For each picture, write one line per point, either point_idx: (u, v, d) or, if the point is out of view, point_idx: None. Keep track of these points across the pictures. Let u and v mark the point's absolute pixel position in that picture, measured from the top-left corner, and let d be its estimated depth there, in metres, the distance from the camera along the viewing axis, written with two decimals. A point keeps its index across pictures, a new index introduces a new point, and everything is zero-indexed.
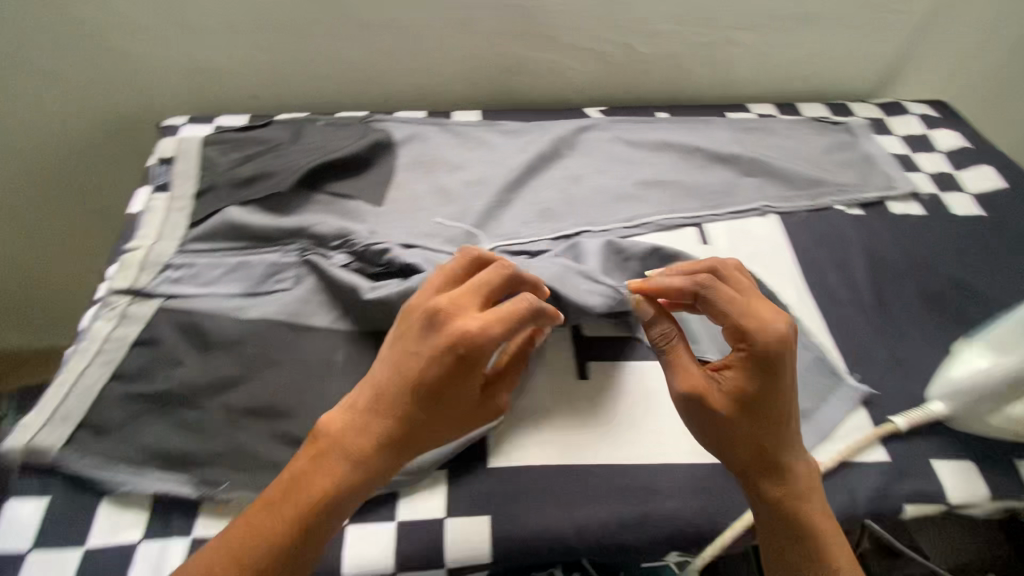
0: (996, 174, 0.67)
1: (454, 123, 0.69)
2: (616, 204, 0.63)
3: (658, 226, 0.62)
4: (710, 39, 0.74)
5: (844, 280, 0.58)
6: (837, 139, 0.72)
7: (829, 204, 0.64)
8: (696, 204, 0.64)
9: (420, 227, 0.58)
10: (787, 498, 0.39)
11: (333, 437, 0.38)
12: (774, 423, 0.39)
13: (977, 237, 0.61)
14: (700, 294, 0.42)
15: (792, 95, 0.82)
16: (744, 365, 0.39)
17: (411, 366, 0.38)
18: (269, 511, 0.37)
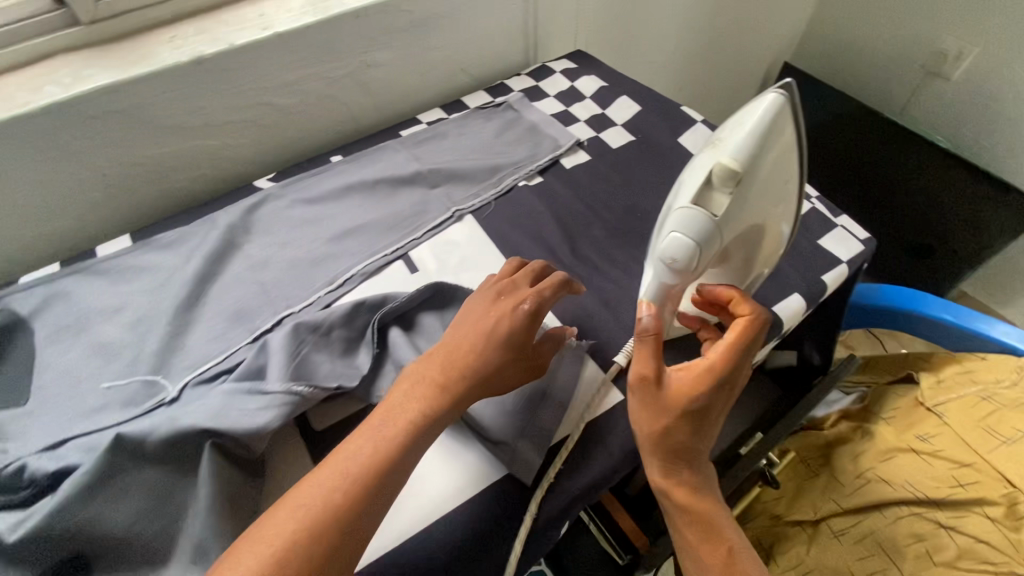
0: (628, 104, 0.76)
1: (96, 263, 0.58)
2: (312, 272, 0.59)
3: (361, 275, 0.58)
4: (347, 69, 0.72)
5: (543, 249, 0.62)
6: (501, 120, 0.76)
7: (511, 182, 0.68)
8: (390, 234, 0.62)
9: (83, 407, 0.48)
10: (690, 494, 0.44)
11: (332, 458, 0.39)
12: (692, 430, 0.44)
13: (630, 166, 0.70)
14: (486, 314, 0.47)
15: (457, 91, 0.85)
16: (694, 371, 0.44)
17: (478, 325, 0.47)
18: (266, 530, 0.35)
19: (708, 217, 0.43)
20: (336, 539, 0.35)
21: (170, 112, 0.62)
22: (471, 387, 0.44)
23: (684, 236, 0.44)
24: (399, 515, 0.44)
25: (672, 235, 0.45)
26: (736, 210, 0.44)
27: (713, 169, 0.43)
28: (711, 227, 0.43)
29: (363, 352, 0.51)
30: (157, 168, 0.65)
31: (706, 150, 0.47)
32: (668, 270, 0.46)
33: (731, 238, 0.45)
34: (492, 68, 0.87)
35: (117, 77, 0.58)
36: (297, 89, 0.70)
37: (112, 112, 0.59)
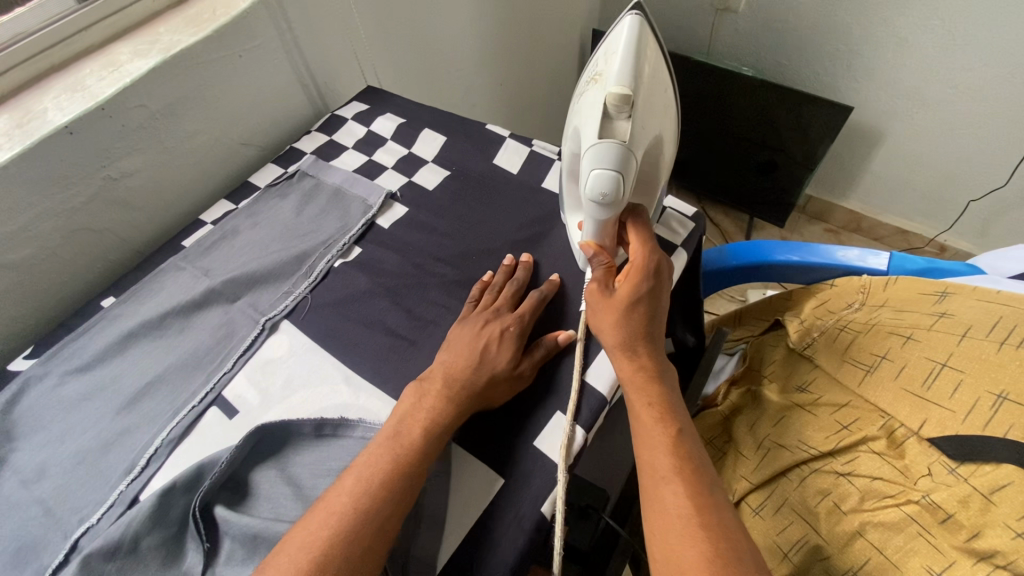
0: (432, 135, 0.70)
1: None
2: (104, 461, 0.48)
3: (167, 442, 0.48)
4: (90, 192, 0.60)
5: (378, 333, 0.55)
6: (298, 191, 0.67)
7: (324, 266, 0.60)
8: (197, 379, 0.52)
9: None
10: (644, 386, 0.44)
11: (351, 470, 0.42)
12: (635, 327, 0.46)
13: (450, 206, 0.64)
14: (477, 335, 0.50)
15: (247, 169, 0.74)
16: (627, 271, 0.47)
17: (469, 353, 0.49)
18: (299, 531, 0.39)
19: (621, 144, 0.40)
20: (355, 563, 0.37)
21: None
22: (467, 412, 0.46)
23: (608, 170, 0.40)
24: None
25: (595, 174, 0.41)
26: (642, 129, 0.41)
27: (605, 101, 0.40)
28: (635, 135, 0.41)
29: (189, 547, 0.42)
30: None
31: (587, 87, 0.42)
32: (602, 211, 0.43)
33: (655, 141, 0.43)
34: (279, 132, 0.77)
35: None
36: (27, 236, 0.57)
37: None
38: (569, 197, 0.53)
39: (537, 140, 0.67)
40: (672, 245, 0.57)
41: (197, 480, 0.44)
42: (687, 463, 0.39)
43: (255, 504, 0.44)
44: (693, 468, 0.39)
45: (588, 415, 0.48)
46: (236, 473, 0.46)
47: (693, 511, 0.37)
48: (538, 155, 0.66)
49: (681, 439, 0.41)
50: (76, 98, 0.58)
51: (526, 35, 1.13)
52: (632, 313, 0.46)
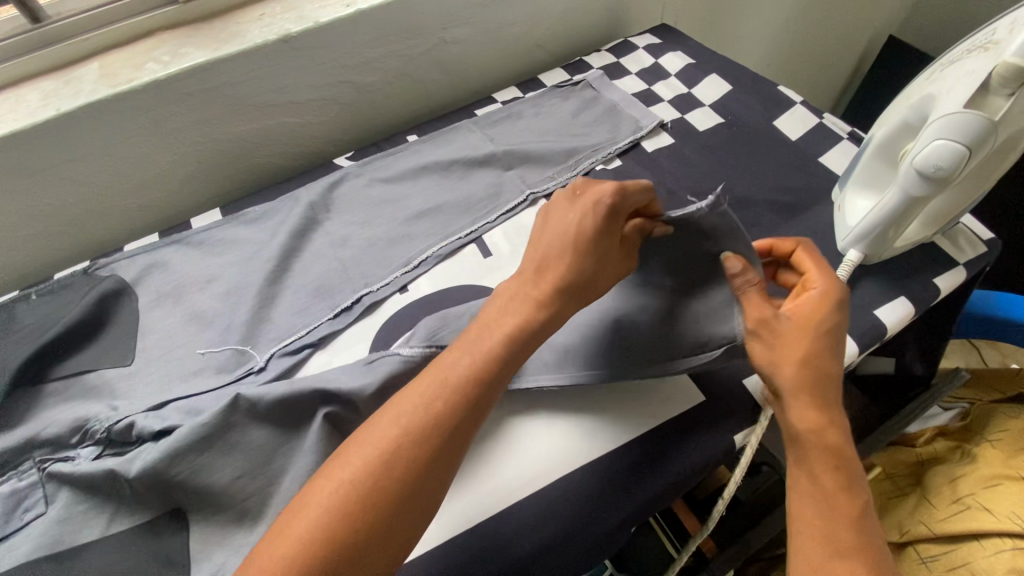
0: (716, 82, 0.71)
1: (189, 234, 0.62)
2: (389, 251, 0.59)
3: (437, 256, 0.58)
4: (425, 47, 0.71)
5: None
6: (579, 96, 0.73)
7: (587, 166, 0.65)
8: (466, 218, 0.62)
9: (182, 370, 0.52)
10: (819, 420, 0.39)
11: (430, 373, 0.39)
12: (819, 350, 0.40)
13: (716, 151, 0.65)
14: (569, 212, 0.44)
15: (532, 68, 0.82)
16: (811, 301, 0.42)
17: (561, 232, 0.44)
18: (357, 439, 0.36)
19: (986, 120, 0.39)
20: (425, 461, 0.35)
21: (256, 89, 0.64)
22: (571, 300, 0.43)
23: (951, 143, 0.40)
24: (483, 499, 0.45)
25: (935, 142, 0.40)
26: (1017, 113, 0.39)
27: (991, 71, 0.38)
28: (1003, 118, 0.39)
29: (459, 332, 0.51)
30: (243, 143, 0.68)
31: (971, 55, 0.41)
32: (915, 182, 0.43)
33: (1017, 135, 0.41)
34: (570, 43, 0.83)
35: (208, 55, 0.60)
36: (374, 67, 0.70)
37: (203, 90, 0.61)
38: (852, 181, 0.51)
39: (828, 114, 0.65)
40: (954, 261, 0.53)
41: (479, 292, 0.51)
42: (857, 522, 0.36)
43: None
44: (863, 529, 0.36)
45: None
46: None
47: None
48: (824, 129, 0.64)
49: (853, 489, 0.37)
50: None
51: (820, 19, 1.05)
52: (814, 333, 0.40)
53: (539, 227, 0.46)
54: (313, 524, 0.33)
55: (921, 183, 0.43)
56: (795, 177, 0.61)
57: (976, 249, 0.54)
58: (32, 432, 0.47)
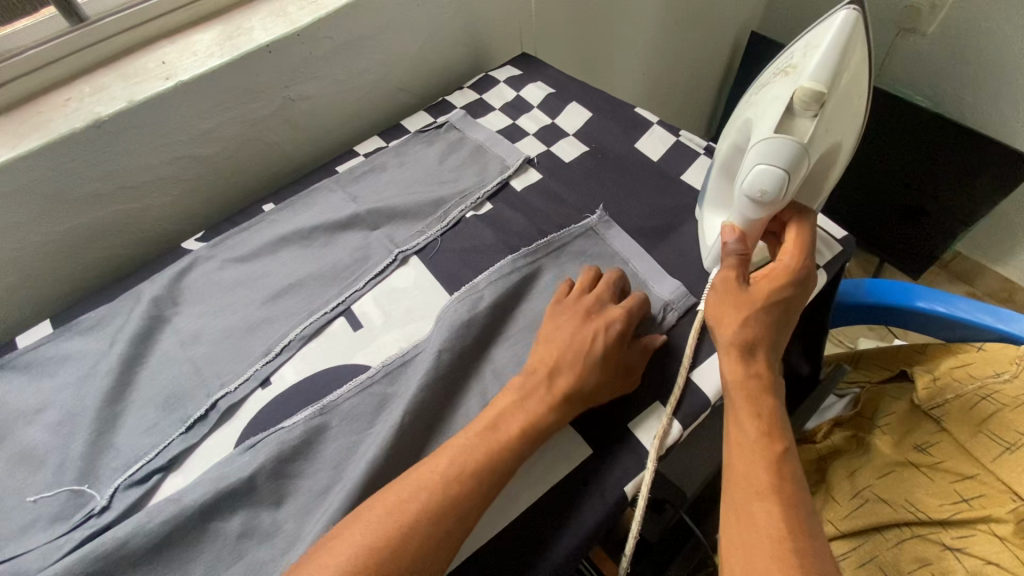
0: (577, 110, 0.71)
1: (12, 357, 0.54)
2: (248, 340, 0.54)
3: (301, 339, 0.54)
4: (271, 108, 0.67)
5: (496, 281, 0.55)
6: (443, 140, 0.71)
7: (456, 215, 0.62)
8: (332, 290, 0.58)
9: (8, 527, 0.44)
10: (762, 383, 0.40)
11: (443, 454, 0.42)
12: (768, 323, 0.42)
13: (582, 181, 0.64)
14: (581, 325, 0.49)
15: (398, 112, 0.79)
16: (771, 272, 0.43)
17: (574, 342, 0.48)
18: (373, 507, 0.39)
19: (797, 142, 0.39)
20: (423, 558, 0.37)
21: (74, 182, 0.57)
22: (578, 409, 0.47)
23: (771, 168, 0.40)
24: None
25: (757, 168, 0.40)
26: (823, 132, 0.40)
27: (793, 95, 0.39)
28: (812, 138, 0.39)
29: (327, 426, 0.48)
30: (71, 242, 0.60)
31: (777, 79, 0.42)
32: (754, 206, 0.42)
33: (830, 150, 0.42)
34: (432, 82, 0.80)
35: (3, 155, 0.53)
36: (216, 137, 0.64)
37: (6, 193, 0.54)
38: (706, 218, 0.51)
39: (684, 131, 0.66)
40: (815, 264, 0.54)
41: (329, 407, 0.49)
42: (786, 479, 0.36)
43: (358, 446, 0.47)
44: (789, 485, 0.36)
45: (689, 414, 0.48)
46: (353, 406, 0.49)
47: (785, 533, 0.33)
48: (682, 147, 0.65)
49: (786, 451, 0.37)
50: (277, 22, 0.64)
51: (680, 27, 1.09)
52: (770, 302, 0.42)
53: (555, 327, 0.50)
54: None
55: (753, 208, 0.42)
56: (660, 199, 0.61)
57: (831, 249, 0.55)
58: None
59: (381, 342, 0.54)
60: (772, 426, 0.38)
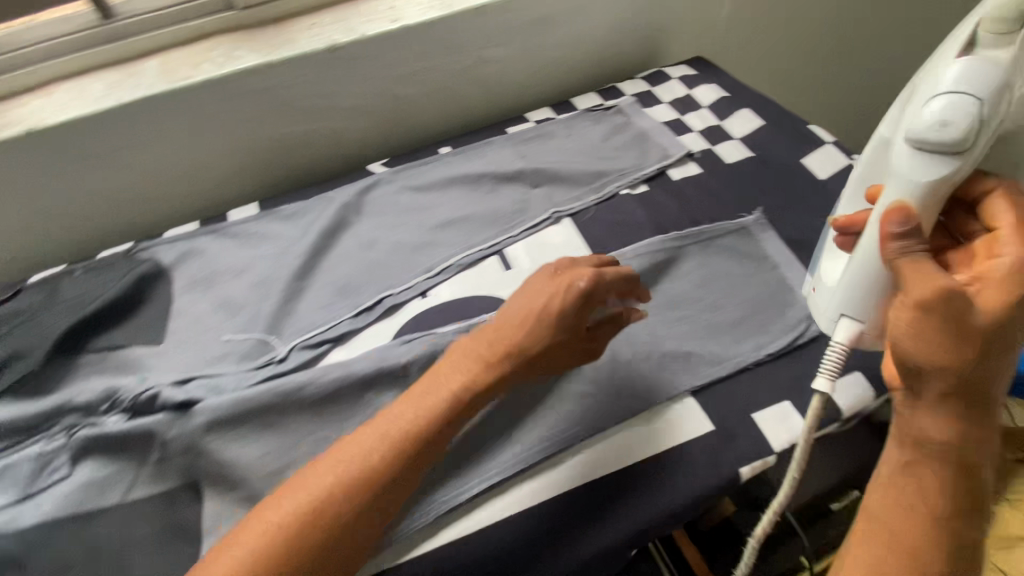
0: (747, 117, 0.72)
1: (228, 226, 0.64)
2: (413, 256, 0.61)
3: (459, 265, 0.60)
4: (466, 64, 0.74)
5: (644, 254, 0.58)
6: (610, 121, 0.74)
7: (613, 189, 0.66)
8: (491, 230, 0.63)
9: (209, 354, 0.54)
10: (953, 439, 0.35)
11: (407, 400, 0.43)
12: (988, 363, 0.34)
13: (742, 183, 0.65)
14: (551, 283, 0.46)
15: (567, 91, 0.84)
16: (992, 287, 0.35)
17: (525, 306, 0.45)
18: (372, 428, 0.41)
19: (988, 64, 0.38)
20: (376, 494, 0.39)
21: (301, 93, 0.67)
22: (518, 369, 0.44)
23: (949, 103, 0.38)
24: (491, 502, 0.45)
25: (949, 100, 0.38)
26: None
27: (979, 23, 0.39)
28: (1007, 69, 0.38)
29: (472, 343, 0.53)
30: (284, 143, 0.71)
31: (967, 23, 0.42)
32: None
33: None
34: (606, 69, 0.84)
35: (261, 58, 0.63)
36: (416, 79, 0.73)
37: (253, 90, 0.64)
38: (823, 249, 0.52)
39: (859, 155, 0.65)
40: None
41: (477, 326, 0.54)
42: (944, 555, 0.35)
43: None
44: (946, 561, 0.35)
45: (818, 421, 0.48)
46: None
47: None
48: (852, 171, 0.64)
49: (956, 524, 0.35)
50: None
51: (856, 63, 1.06)
52: (988, 334, 0.34)
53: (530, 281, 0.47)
54: (325, 496, 0.38)
55: (933, 166, 0.40)
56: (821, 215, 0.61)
57: None
58: (68, 398, 0.50)
59: (527, 285, 0.59)
60: (948, 491, 0.35)
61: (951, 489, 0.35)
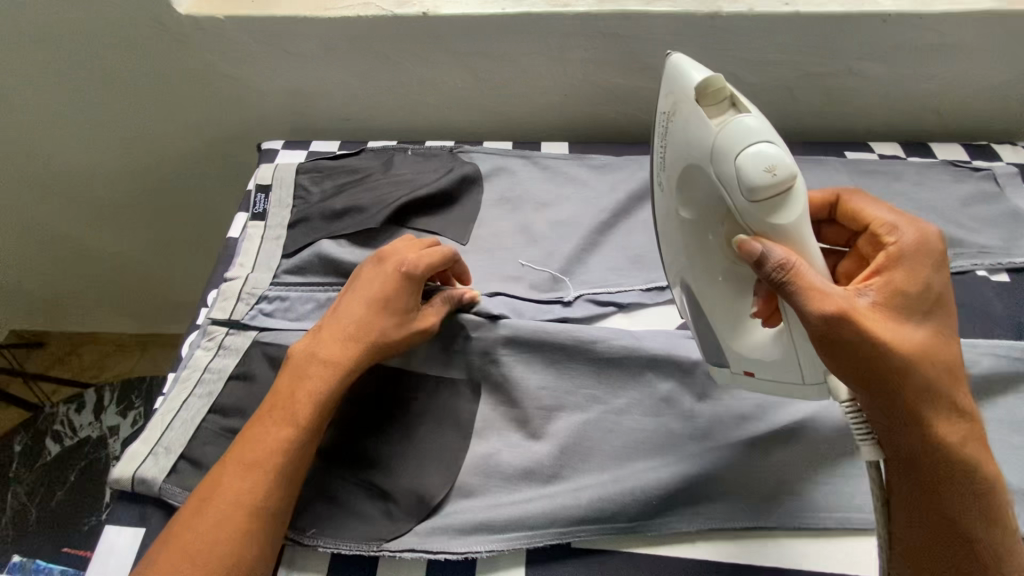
0: None
1: (540, 155, 0.67)
2: None
3: None
4: (830, 70, 0.66)
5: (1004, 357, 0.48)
6: (979, 184, 0.62)
7: (967, 266, 0.56)
8: None
9: (504, 271, 0.57)
10: (925, 450, 0.36)
11: (294, 365, 0.45)
12: (918, 326, 0.36)
13: None
14: (376, 270, 0.48)
15: (919, 134, 0.72)
16: (904, 304, 0.36)
17: (360, 290, 0.47)
18: (263, 422, 0.43)
19: None
20: (267, 490, 0.40)
21: (657, 50, 0.65)
22: (366, 353, 0.45)
23: (745, 147, 0.35)
24: (750, 541, 0.42)
25: (761, 145, 0.35)
26: None
27: None
28: None
29: None
30: (613, 94, 0.70)
31: None
32: (774, 202, 0.36)
33: None
34: (983, 122, 0.71)
35: (640, 5, 0.62)
36: (771, 70, 0.67)
37: (616, 34, 0.64)
38: (717, 327, 0.43)
39: None
40: None
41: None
42: (959, 536, 0.36)
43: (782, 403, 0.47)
44: (968, 545, 0.36)
45: None
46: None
47: None
48: None
49: (966, 504, 0.36)
50: None
51: None
52: (909, 297, 0.36)
53: (367, 261, 0.49)
54: (282, 446, 0.41)
55: (782, 210, 0.36)
56: None
57: None
58: None
59: None
60: (949, 489, 0.36)
61: (959, 501, 0.36)
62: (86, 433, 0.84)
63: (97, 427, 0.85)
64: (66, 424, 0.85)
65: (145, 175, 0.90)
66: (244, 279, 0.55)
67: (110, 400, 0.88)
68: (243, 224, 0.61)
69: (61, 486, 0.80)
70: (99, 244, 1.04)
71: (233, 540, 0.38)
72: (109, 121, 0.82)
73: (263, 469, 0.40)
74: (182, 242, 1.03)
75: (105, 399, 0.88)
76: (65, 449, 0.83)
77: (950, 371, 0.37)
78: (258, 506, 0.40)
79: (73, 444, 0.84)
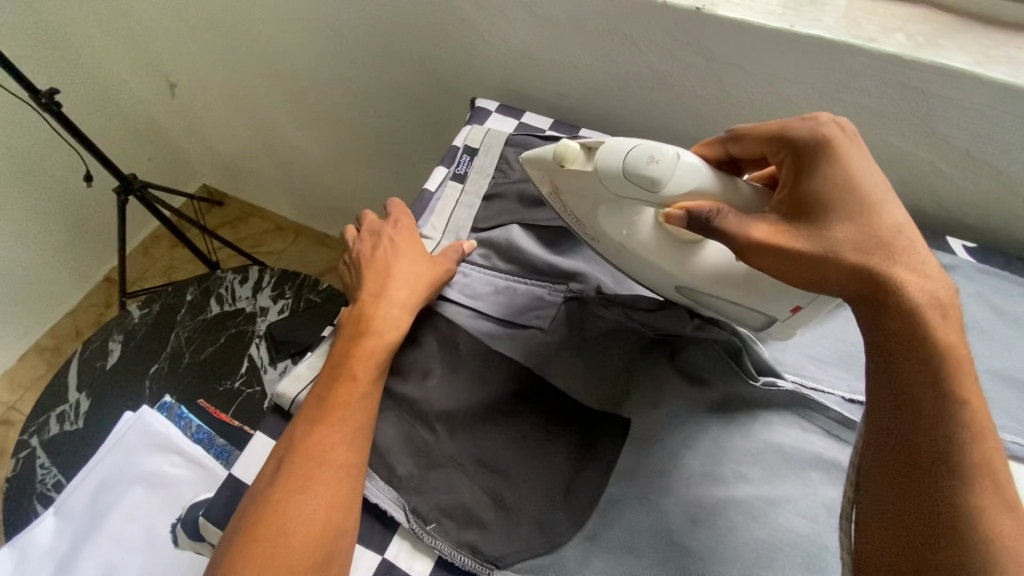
0: None
1: None
2: None
3: None
4: None
5: None
6: None
7: None
8: None
9: None
10: (871, 365, 0.35)
11: (366, 336, 0.47)
12: (839, 218, 0.37)
13: None
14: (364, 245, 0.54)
15: None
16: (819, 201, 0.38)
17: (402, 269, 0.50)
18: (328, 384, 0.45)
19: None
20: (331, 454, 0.41)
21: (962, 120, 0.53)
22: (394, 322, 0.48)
23: (621, 160, 0.42)
24: None
25: (626, 162, 0.42)
26: None
27: None
28: None
29: None
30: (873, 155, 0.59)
31: None
32: (669, 184, 0.42)
33: None
34: None
35: (969, 64, 0.50)
36: None
37: (919, 89, 0.53)
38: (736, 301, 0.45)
39: None
40: None
41: None
42: (923, 444, 0.32)
43: None
44: (930, 445, 0.32)
45: None
46: None
47: None
48: None
49: (930, 400, 0.32)
50: None
51: None
52: (820, 192, 0.38)
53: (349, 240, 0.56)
54: (359, 410, 0.43)
55: (673, 185, 0.42)
56: None
57: None
58: (579, 272, 0.52)
59: None
60: (911, 399, 0.33)
61: (919, 410, 0.33)
62: (243, 305, 0.93)
63: (251, 303, 0.93)
64: (230, 292, 0.95)
65: (352, 87, 0.94)
66: (436, 243, 0.56)
67: (269, 283, 0.95)
68: (441, 179, 0.61)
69: (211, 344, 0.90)
70: (296, 138, 1.12)
71: (310, 492, 0.40)
72: (340, 34, 0.85)
73: (336, 431, 0.42)
74: (362, 158, 1.08)
75: (262, 281, 0.95)
76: (223, 313, 0.93)
77: (891, 253, 0.36)
78: (331, 458, 0.41)
79: (229, 312, 0.93)
